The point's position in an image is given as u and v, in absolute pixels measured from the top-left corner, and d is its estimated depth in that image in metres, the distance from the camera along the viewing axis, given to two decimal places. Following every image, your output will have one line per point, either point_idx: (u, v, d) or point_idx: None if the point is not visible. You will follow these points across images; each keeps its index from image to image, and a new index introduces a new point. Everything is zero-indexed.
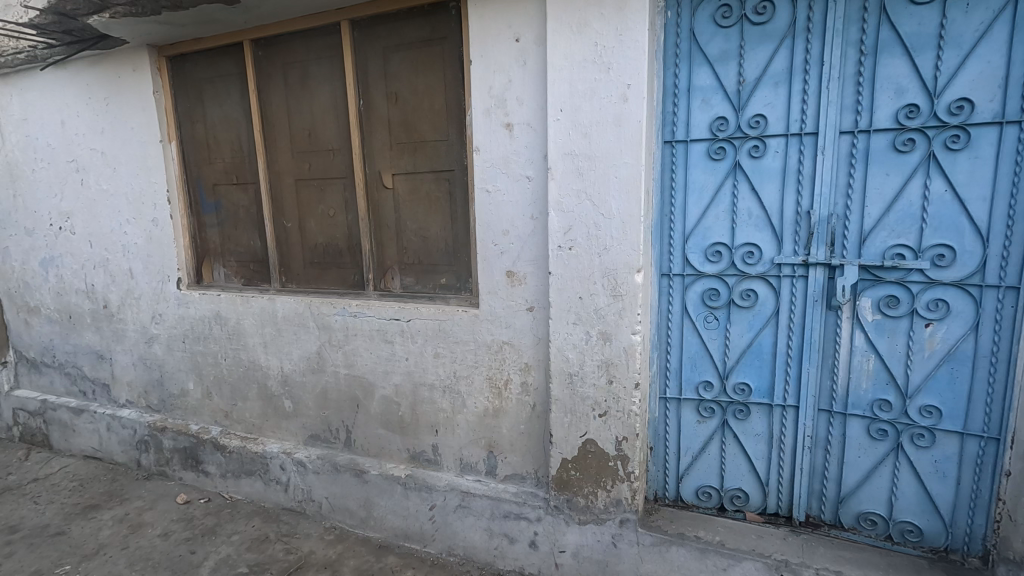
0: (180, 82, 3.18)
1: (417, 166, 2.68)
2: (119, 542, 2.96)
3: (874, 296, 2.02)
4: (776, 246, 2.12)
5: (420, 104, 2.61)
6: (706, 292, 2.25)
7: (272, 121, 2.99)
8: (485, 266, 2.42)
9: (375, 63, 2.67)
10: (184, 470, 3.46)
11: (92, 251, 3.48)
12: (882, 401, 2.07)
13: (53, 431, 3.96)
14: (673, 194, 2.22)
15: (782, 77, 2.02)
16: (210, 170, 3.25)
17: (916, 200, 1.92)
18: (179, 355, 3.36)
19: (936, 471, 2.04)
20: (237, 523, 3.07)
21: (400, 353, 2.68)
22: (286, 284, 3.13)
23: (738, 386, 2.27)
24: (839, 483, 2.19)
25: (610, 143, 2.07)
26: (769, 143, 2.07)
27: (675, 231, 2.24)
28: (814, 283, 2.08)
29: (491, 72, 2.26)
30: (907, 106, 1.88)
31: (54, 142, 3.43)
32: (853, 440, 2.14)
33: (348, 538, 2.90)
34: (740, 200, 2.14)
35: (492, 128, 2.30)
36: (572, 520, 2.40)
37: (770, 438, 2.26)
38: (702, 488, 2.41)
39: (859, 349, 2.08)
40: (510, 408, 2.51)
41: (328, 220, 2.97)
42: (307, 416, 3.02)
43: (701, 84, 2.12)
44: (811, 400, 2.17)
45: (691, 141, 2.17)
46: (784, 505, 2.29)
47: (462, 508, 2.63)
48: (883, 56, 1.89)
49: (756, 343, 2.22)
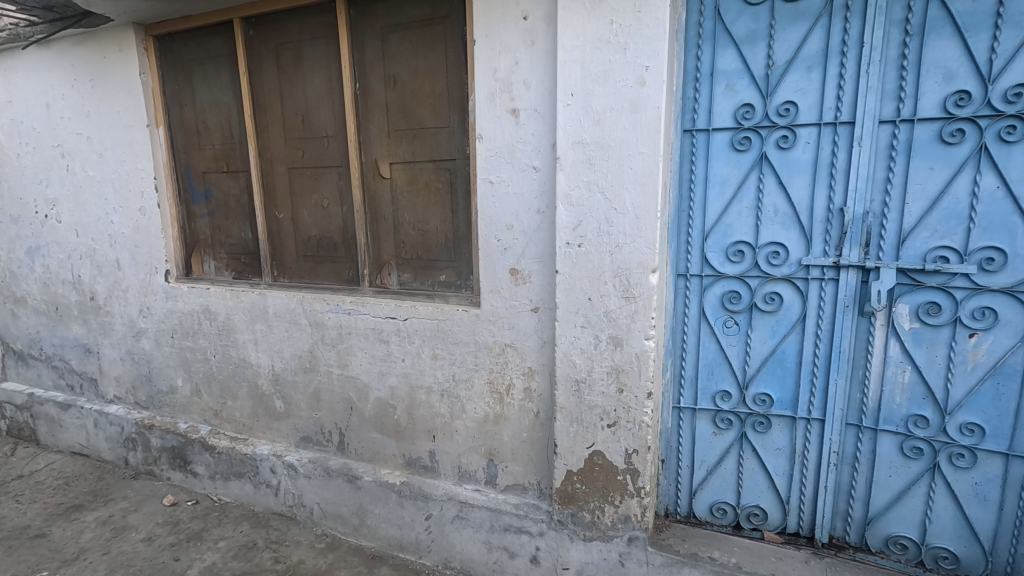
0: (168, 63, 3.01)
1: (416, 154, 2.51)
2: (101, 546, 2.82)
3: (913, 302, 1.85)
4: (805, 246, 1.95)
5: (420, 88, 2.44)
6: (726, 295, 2.07)
7: (264, 104, 2.82)
8: (488, 263, 2.25)
9: (373, 44, 2.49)
10: (172, 470, 3.33)
11: (78, 240, 3.33)
12: (918, 417, 1.90)
13: (40, 426, 3.84)
14: (692, 188, 2.05)
15: (816, 60, 1.83)
16: (199, 157, 3.08)
17: (963, 197, 1.74)
18: (168, 351, 3.22)
19: (976, 495, 1.87)
20: (225, 528, 2.93)
21: (397, 353, 2.53)
22: (277, 278, 2.97)
23: (759, 396, 2.10)
24: (867, 504, 2.03)
25: (625, 132, 1.89)
26: (799, 133, 1.89)
27: (693, 228, 2.07)
28: (845, 286, 1.90)
29: (496, 54, 2.09)
30: (956, 93, 1.70)
31: (39, 126, 3.27)
32: (884, 458, 1.97)
33: (340, 546, 2.76)
34: (766, 195, 1.97)
35: (496, 114, 2.13)
36: (577, 536, 2.25)
37: (792, 453, 2.10)
38: (717, 505, 2.25)
39: (894, 359, 1.90)
40: (512, 415, 2.35)
41: (322, 210, 2.80)
42: (299, 418, 2.88)
43: (726, 68, 1.94)
44: (839, 414, 2.00)
45: (713, 130, 1.99)
46: (805, 525, 2.13)
47: (460, 519, 2.49)
48: (931, 37, 1.70)
49: (779, 351, 2.05)
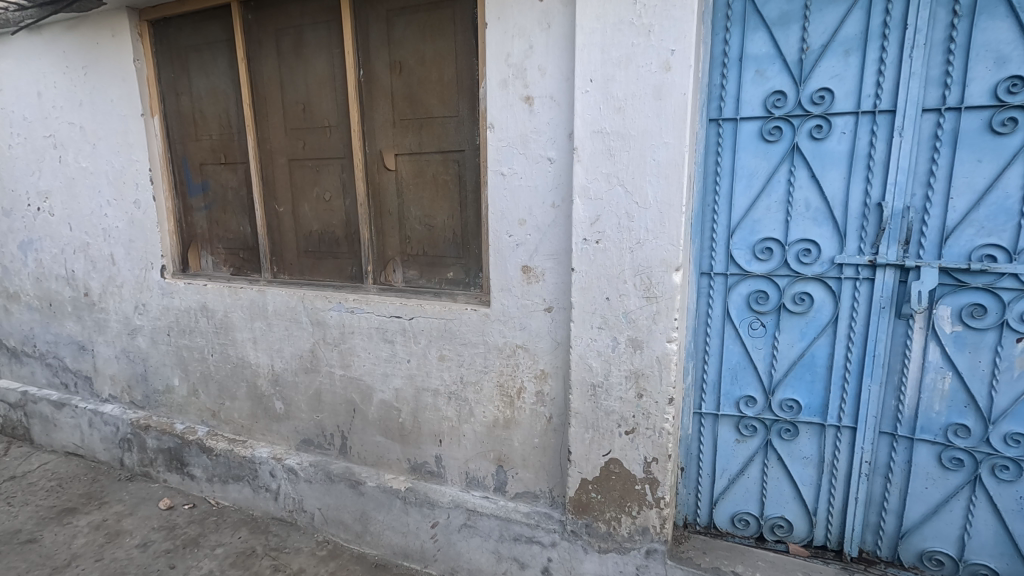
0: (163, 49, 2.88)
1: (423, 146, 2.39)
2: (93, 553, 2.72)
3: (955, 304, 1.73)
4: (838, 244, 1.83)
5: (427, 75, 2.31)
6: (752, 295, 1.96)
7: (264, 92, 2.70)
8: (499, 260, 2.13)
9: (378, 29, 2.36)
10: (168, 472, 3.23)
11: (71, 234, 3.22)
12: (958, 426, 1.79)
13: (34, 425, 3.74)
14: (717, 181, 1.93)
15: (855, 43, 1.71)
16: (196, 148, 2.96)
17: (1014, 191, 1.62)
18: (164, 349, 3.10)
19: (1021, 510, 1.76)
20: (223, 534, 2.83)
21: (402, 354, 2.41)
22: (277, 275, 2.86)
23: (786, 402, 1.99)
24: (901, 517, 1.92)
25: (648, 120, 1.77)
26: (835, 122, 1.76)
27: (718, 224, 1.95)
28: (882, 286, 1.79)
29: (509, 38, 1.96)
30: (1008, 79, 1.57)
31: (30, 115, 3.15)
32: (920, 469, 1.86)
33: (342, 554, 2.65)
34: (797, 189, 1.84)
35: (509, 103, 2.01)
36: (591, 547, 2.14)
37: (821, 462, 1.99)
38: (739, 515, 2.14)
39: (933, 365, 1.79)
40: (522, 420, 2.24)
41: (324, 204, 2.68)
42: (299, 420, 2.77)
43: (756, 52, 1.81)
44: (872, 421, 1.88)
45: (741, 119, 1.86)
46: (833, 537, 2.03)
47: (467, 528, 2.38)
48: (982, 18, 1.57)
49: (808, 354, 1.93)
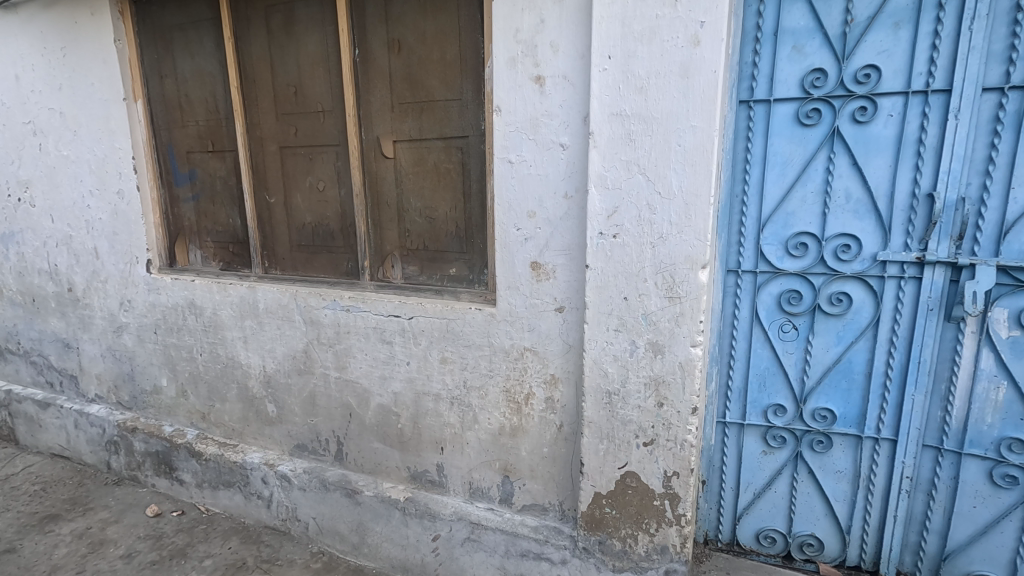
0: (146, 28, 2.70)
1: (424, 131, 2.21)
2: (75, 564, 2.57)
3: (1014, 306, 1.56)
4: (881, 239, 1.65)
5: (428, 55, 2.13)
6: (784, 295, 1.78)
7: (252, 74, 2.51)
8: (505, 256, 1.96)
9: (375, 4, 2.18)
10: (157, 477, 3.08)
11: (54, 227, 3.05)
12: (1012, 441, 1.63)
13: (18, 426, 3.58)
14: (747, 169, 1.75)
15: (907, 14, 1.52)
16: (183, 135, 2.79)
17: None
18: (150, 348, 2.94)
19: None
20: (212, 544, 2.68)
21: (400, 356, 2.25)
22: (269, 270, 2.69)
23: (819, 412, 1.82)
24: (945, 538, 1.76)
25: (673, 102, 1.59)
26: (881, 103, 1.58)
27: (747, 216, 1.78)
28: (930, 287, 1.62)
29: (518, 11, 1.77)
30: None
31: (9, 100, 2.97)
32: (967, 486, 1.70)
33: (338, 567, 2.50)
34: (836, 177, 1.67)
35: (517, 83, 1.82)
36: (605, 566, 1.99)
37: (856, 477, 1.83)
38: (764, 532, 1.99)
39: (985, 373, 1.62)
40: (531, 428, 2.07)
41: (318, 194, 2.51)
42: (293, 424, 2.61)
43: (793, 25, 1.63)
44: (915, 433, 1.72)
45: (775, 101, 1.69)
46: (868, 558, 1.87)
47: (471, 542, 2.23)
48: None
49: (845, 360, 1.77)
